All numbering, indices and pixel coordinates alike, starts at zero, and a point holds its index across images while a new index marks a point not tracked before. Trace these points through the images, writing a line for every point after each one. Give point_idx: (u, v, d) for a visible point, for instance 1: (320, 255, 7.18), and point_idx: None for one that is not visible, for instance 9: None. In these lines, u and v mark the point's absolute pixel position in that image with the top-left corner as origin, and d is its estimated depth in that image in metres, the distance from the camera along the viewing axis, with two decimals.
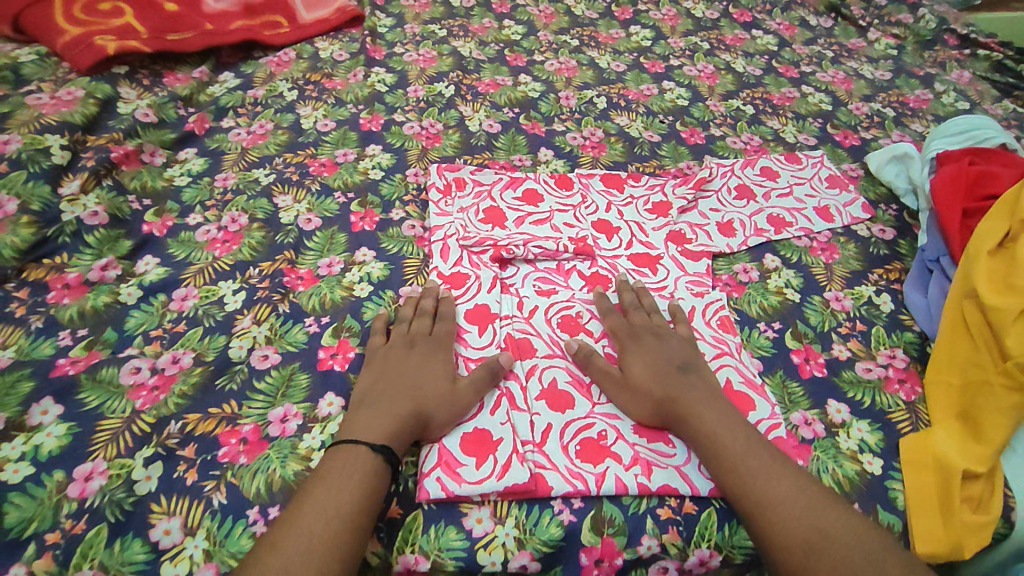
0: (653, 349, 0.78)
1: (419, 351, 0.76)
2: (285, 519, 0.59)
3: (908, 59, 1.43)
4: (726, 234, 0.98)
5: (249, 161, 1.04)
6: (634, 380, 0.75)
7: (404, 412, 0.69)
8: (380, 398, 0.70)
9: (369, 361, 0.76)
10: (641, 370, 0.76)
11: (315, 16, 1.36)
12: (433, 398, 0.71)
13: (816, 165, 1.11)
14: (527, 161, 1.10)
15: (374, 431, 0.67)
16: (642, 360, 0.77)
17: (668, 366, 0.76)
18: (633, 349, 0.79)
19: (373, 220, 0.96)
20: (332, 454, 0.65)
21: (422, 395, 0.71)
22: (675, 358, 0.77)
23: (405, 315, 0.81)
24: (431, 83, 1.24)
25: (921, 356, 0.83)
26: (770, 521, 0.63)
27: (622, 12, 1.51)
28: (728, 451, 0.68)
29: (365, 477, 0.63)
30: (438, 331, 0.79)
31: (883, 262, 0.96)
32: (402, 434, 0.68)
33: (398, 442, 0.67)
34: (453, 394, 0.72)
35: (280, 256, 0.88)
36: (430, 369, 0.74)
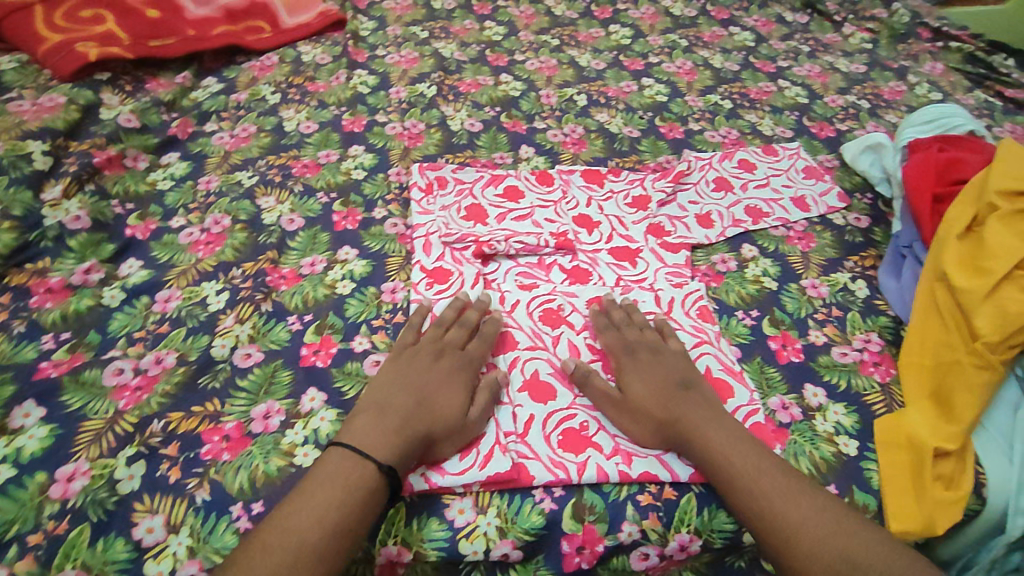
0: (654, 368, 0.77)
1: (445, 365, 0.75)
2: (285, 522, 0.60)
3: (882, 52, 1.46)
4: (704, 226, 1.00)
5: (232, 163, 1.05)
6: (637, 403, 0.73)
7: (414, 429, 0.68)
8: (395, 406, 0.69)
9: (395, 359, 0.76)
10: (645, 392, 0.74)
11: (298, 20, 1.37)
12: (445, 424, 0.70)
13: (792, 157, 1.13)
14: (508, 159, 1.11)
15: (383, 444, 0.66)
16: (644, 381, 0.75)
17: (670, 386, 0.75)
18: (631, 369, 0.77)
19: (356, 219, 0.97)
20: (338, 457, 0.65)
21: (436, 415, 0.70)
22: (676, 376, 0.76)
23: (444, 321, 0.80)
24: (413, 84, 1.25)
25: (895, 339, 0.85)
26: (791, 547, 0.63)
27: (602, 12, 1.53)
28: (743, 474, 0.67)
29: (366, 489, 0.63)
30: (470, 349, 0.78)
31: (859, 249, 0.97)
32: (409, 457, 0.66)
33: (402, 464, 0.66)
34: (464, 421, 0.71)
35: (263, 256, 0.89)
36: (450, 388, 0.73)
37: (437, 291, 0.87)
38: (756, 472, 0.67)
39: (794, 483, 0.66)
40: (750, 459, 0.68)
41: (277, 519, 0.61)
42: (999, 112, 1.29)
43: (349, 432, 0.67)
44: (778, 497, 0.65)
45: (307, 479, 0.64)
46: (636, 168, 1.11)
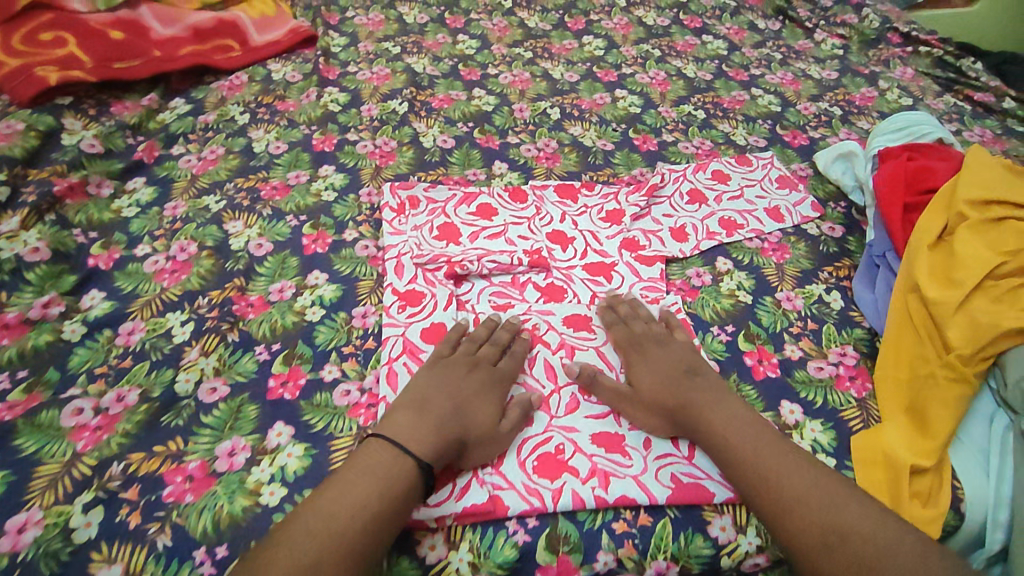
0: (661, 360, 0.80)
1: (480, 376, 0.76)
2: (324, 508, 0.61)
3: (853, 58, 1.47)
4: (679, 239, 1.00)
5: (199, 187, 1.03)
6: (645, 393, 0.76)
7: (448, 435, 0.69)
8: (431, 410, 0.71)
9: (430, 365, 0.77)
10: (653, 381, 0.77)
11: (267, 38, 1.35)
12: (477, 436, 0.71)
13: (766, 166, 1.13)
14: (481, 175, 1.10)
15: (421, 445, 0.67)
16: (651, 372, 0.78)
17: (676, 376, 0.77)
18: (639, 362, 0.80)
19: (326, 241, 0.95)
20: (377, 449, 0.67)
21: (468, 424, 0.71)
22: (683, 367, 0.79)
23: (479, 334, 0.81)
24: (384, 101, 1.24)
25: (871, 351, 0.85)
26: (787, 525, 0.64)
27: (574, 23, 1.53)
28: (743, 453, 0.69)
29: (404, 484, 0.64)
30: (503, 366, 0.79)
31: (833, 259, 0.98)
32: (443, 457, 0.68)
33: (436, 465, 0.67)
34: (494, 433, 0.72)
35: (230, 284, 0.87)
36: (482, 401, 0.74)
37: (410, 314, 0.85)
38: (753, 450, 0.69)
39: (790, 459, 0.68)
40: (750, 439, 0.70)
41: (314, 505, 0.62)
42: (968, 116, 1.30)
43: (387, 427, 0.69)
44: (774, 473, 0.67)
45: (346, 468, 0.65)
46: (610, 182, 1.11)
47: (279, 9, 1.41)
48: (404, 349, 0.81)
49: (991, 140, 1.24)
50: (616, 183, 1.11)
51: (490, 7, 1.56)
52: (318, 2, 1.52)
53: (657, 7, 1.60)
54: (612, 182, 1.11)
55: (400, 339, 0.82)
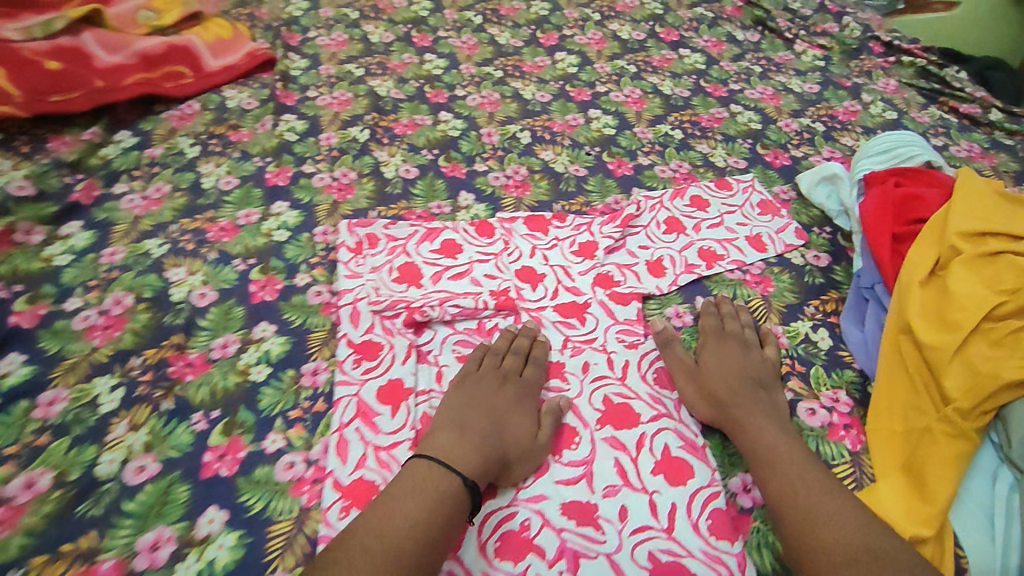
0: (730, 354, 0.81)
1: (509, 391, 0.77)
2: (376, 523, 0.59)
3: (835, 70, 1.42)
4: (654, 274, 0.94)
5: (141, 230, 0.96)
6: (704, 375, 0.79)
7: (490, 451, 0.69)
8: (471, 428, 0.71)
9: (460, 383, 0.77)
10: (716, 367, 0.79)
11: (223, 62, 1.28)
12: (518, 450, 0.71)
13: (746, 190, 1.08)
14: (446, 208, 1.03)
15: (466, 463, 0.66)
16: (717, 361, 0.80)
17: (740, 370, 0.78)
18: (711, 349, 0.82)
19: (275, 288, 0.89)
20: (424, 467, 0.65)
21: (509, 438, 0.71)
22: (748, 364, 0.79)
23: (498, 348, 0.82)
24: (344, 128, 1.17)
25: (863, 397, 0.79)
26: (814, 533, 0.60)
27: (547, 38, 1.47)
28: (769, 454, 0.69)
29: (451, 501, 0.63)
30: (528, 375, 0.79)
31: (819, 292, 0.92)
32: (488, 473, 0.67)
33: (481, 481, 0.66)
34: (534, 446, 0.72)
35: (167, 341, 0.80)
36: (517, 415, 0.74)
37: (365, 369, 0.79)
38: (779, 453, 0.69)
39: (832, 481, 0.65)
40: (782, 444, 0.70)
41: (365, 522, 0.60)
42: (955, 129, 1.25)
43: (436, 442, 0.68)
44: (794, 477, 0.66)
45: (394, 486, 0.64)
46: (583, 210, 1.05)
47: (236, 31, 1.34)
48: (356, 412, 0.74)
49: (980, 155, 1.18)
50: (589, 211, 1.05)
51: (459, 24, 1.49)
52: (278, 22, 1.44)
53: (632, 21, 1.54)
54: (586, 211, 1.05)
55: (353, 400, 0.75)
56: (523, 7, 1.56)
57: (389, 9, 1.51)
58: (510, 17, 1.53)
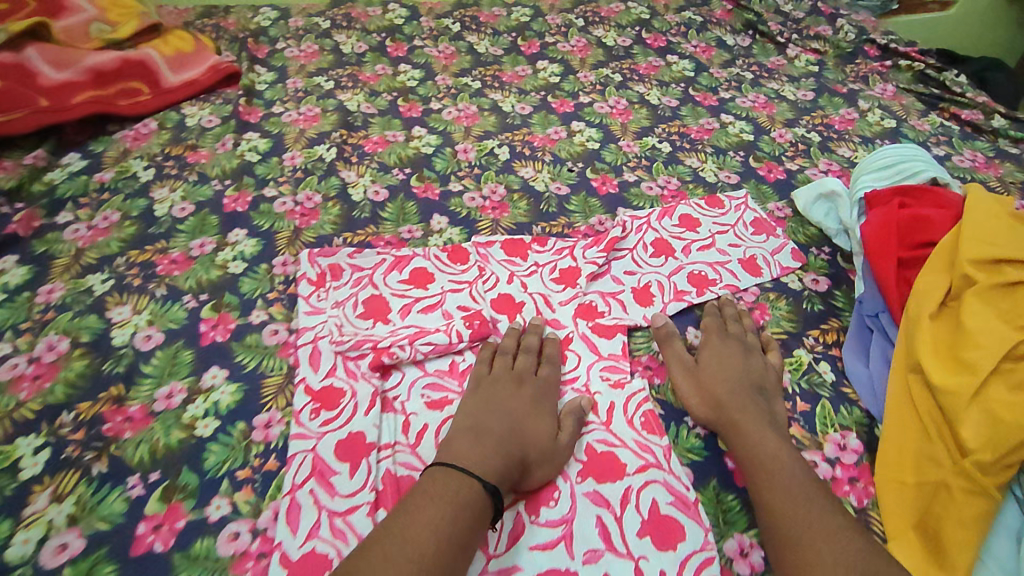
0: (736, 351, 0.78)
1: (527, 392, 0.74)
2: (399, 531, 0.57)
3: (830, 75, 1.35)
4: (642, 303, 0.87)
5: (83, 264, 0.88)
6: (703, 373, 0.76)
7: (510, 455, 0.66)
8: (488, 432, 0.68)
9: (474, 387, 0.75)
10: (718, 365, 0.77)
11: (183, 77, 1.19)
12: (539, 450, 0.69)
13: (739, 208, 1.01)
14: (417, 233, 0.96)
15: (487, 466, 0.64)
16: (719, 358, 0.77)
17: (743, 369, 0.76)
18: (712, 347, 0.79)
19: (227, 327, 0.82)
20: (441, 475, 0.63)
21: (529, 439, 0.69)
22: (752, 362, 0.77)
23: (510, 347, 0.79)
24: (310, 146, 1.09)
25: (871, 442, 0.72)
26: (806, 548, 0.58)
27: (529, 46, 1.40)
28: (764, 460, 0.66)
29: (474, 506, 0.61)
30: (544, 374, 0.77)
31: (820, 320, 0.85)
32: (508, 478, 0.65)
33: (502, 486, 0.64)
34: (554, 445, 0.70)
35: (104, 393, 0.73)
36: (535, 416, 0.72)
37: (323, 421, 0.72)
38: (774, 460, 0.66)
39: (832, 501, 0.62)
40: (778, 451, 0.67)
41: (388, 530, 0.57)
42: (957, 137, 1.19)
43: (451, 450, 0.66)
44: (787, 488, 0.63)
45: (415, 494, 0.61)
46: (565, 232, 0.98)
47: (198, 43, 1.25)
48: (312, 471, 0.68)
49: (984, 165, 1.12)
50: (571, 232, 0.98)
51: (436, 32, 1.42)
52: (245, 33, 1.37)
53: (618, 26, 1.48)
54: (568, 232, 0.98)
55: (309, 456, 0.69)
56: (503, 14, 1.49)
57: (363, 17, 1.44)
58: (490, 24, 1.46)
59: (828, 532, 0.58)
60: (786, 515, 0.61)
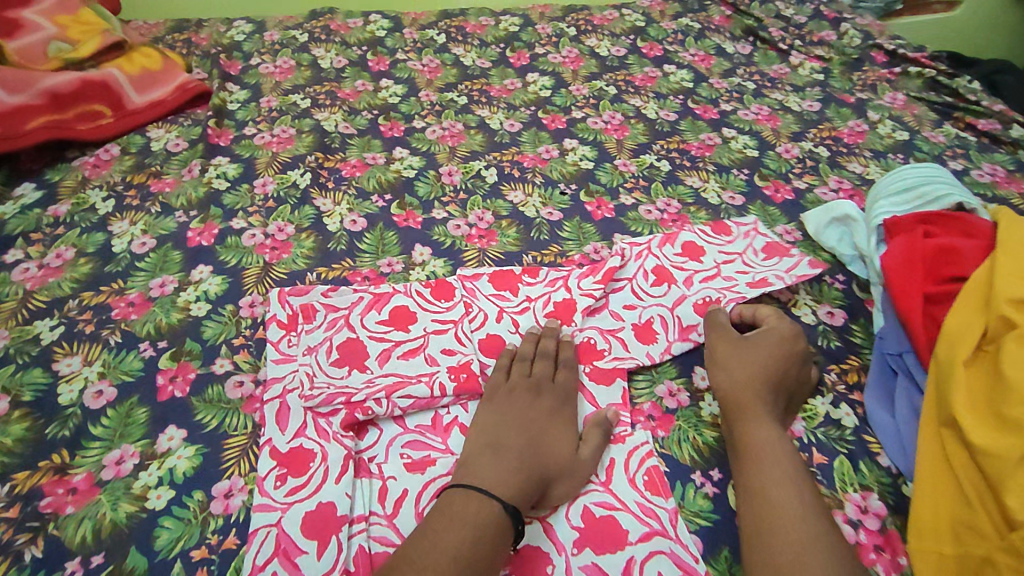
0: (768, 339, 0.74)
1: (545, 404, 0.72)
2: (417, 560, 0.55)
3: (836, 84, 1.28)
4: (644, 340, 0.80)
5: (31, 309, 0.80)
6: (736, 356, 0.73)
7: (529, 472, 0.64)
8: (507, 448, 0.66)
9: (491, 396, 0.73)
10: (750, 354, 0.73)
11: (149, 98, 1.12)
12: (561, 464, 0.66)
13: (748, 234, 0.93)
14: (397, 266, 0.89)
15: (505, 487, 0.62)
16: (753, 346, 0.74)
17: (773, 360, 0.71)
18: (747, 336, 0.76)
19: (187, 378, 0.74)
20: (460, 495, 0.61)
21: (551, 453, 0.67)
22: (784, 352, 0.72)
23: (526, 354, 0.77)
24: (283, 172, 1.02)
25: (899, 503, 0.65)
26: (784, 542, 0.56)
27: (518, 58, 1.33)
28: (761, 450, 0.63)
29: (491, 529, 0.59)
30: (561, 379, 0.75)
31: (839, 359, 0.78)
32: (527, 498, 0.62)
33: (521, 506, 0.62)
34: (579, 456, 0.67)
35: (45, 462, 0.66)
36: (554, 427, 0.70)
37: (290, 489, 0.64)
38: (774, 457, 0.63)
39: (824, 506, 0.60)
40: (784, 448, 0.64)
41: (404, 556, 0.56)
42: (974, 150, 1.12)
43: (467, 469, 0.64)
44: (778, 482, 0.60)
45: (434, 518, 0.59)
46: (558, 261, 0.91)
47: (166, 60, 1.18)
48: (275, 550, 0.60)
49: (1005, 180, 1.05)
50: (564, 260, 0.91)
51: (420, 44, 1.35)
52: (217, 48, 1.29)
53: (611, 35, 1.40)
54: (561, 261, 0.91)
55: (272, 531, 0.62)
56: (490, 23, 1.42)
57: (342, 29, 1.37)
58: (477, 35, 1.39)
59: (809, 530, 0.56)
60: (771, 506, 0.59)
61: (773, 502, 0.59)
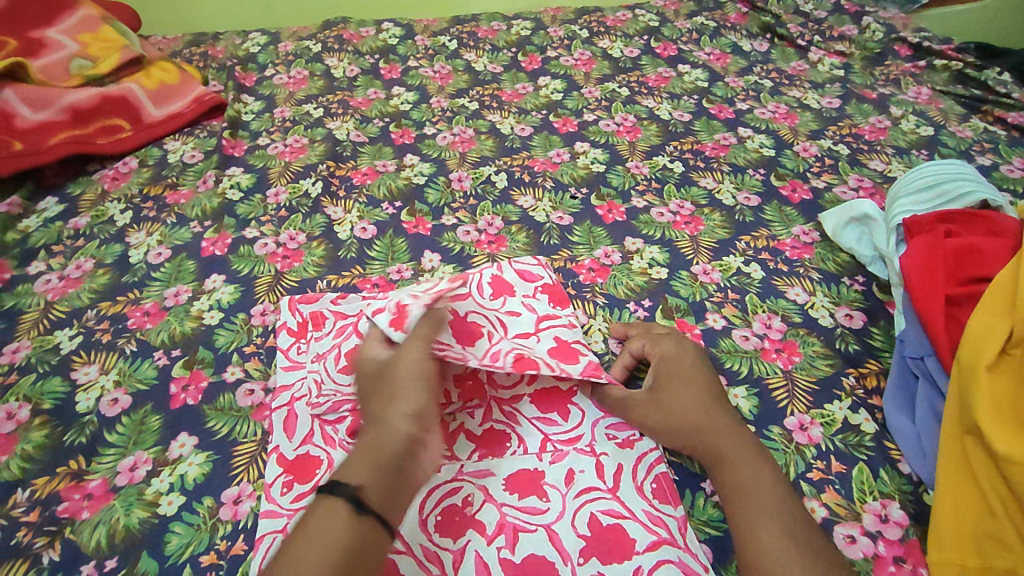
0: (677, 376, 0.69)
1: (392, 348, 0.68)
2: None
3: (857, 80, 1.25)
4: (564, 360, 0.72)
5: (52, 319, 0.83)
6: (663, 408, 0.67)
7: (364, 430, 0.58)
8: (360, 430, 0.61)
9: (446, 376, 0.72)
10: (674, 396, 0.67)
11: (166, 110, 1.15)
12: (392, 380, 0.60)
13: (341, 334, 0.78)
14: (406, 272, 0.88)
15: (351, 464, 0.55)
16: (667, 389, 0.68)
17: (697, 394, 0.67)
18: (650, 382, 0.69)
19: (199, 386, 0.75)
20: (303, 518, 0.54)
21: (380, 381, 0.62)
22: (706, 384, 0.69)
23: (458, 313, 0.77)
24: (295, 181, 1.03)
25: (922, 513, 0.62)
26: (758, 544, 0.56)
27: (530, 62, 1.32)
28: (724, 458, 0.63)
29: (315, 520, 0.51)
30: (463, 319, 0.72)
31: (858, 364, 0.75)
32: (359, 456, 0.55)
33: (353, 471, 0.54)
34: (401, 365, 0.61)
35: (63, 467, 0.68)
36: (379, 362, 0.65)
37: (296, 496, 0.64)
38: (748, 463, 0.62)
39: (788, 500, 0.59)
40: (754, 457, 0.63)
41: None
42: (1004, 144, 1.07)
43: None
44: (746, 481, 0.61)
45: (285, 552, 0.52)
46: (527, 269, 0.85)
47: (183, 73, 1.21)
48: None
49: None
50: (534, 269, 0.85)
51: (432, 51, 1.35)
52: (233, 61, 1.32)
53: (624, 36, 1.39)
54: (532, 271, 0.84)
55: (278, 538, 0.61)
56: (503, 28, 1.42)
57: (356, 39, 1.38)
58: (489, 40, 1.39)
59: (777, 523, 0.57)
60: (743, 511, 0.59)
61: (751, 509, 0.59)
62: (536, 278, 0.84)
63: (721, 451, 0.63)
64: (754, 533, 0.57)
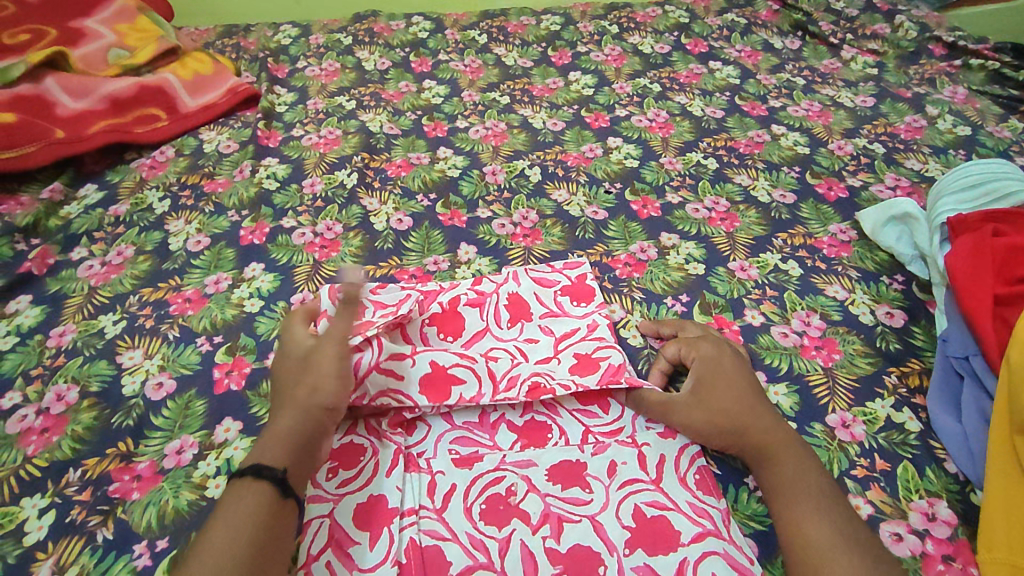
0: (718, 378, 0.68)
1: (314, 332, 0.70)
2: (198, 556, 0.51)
3: (891, 79, 1.24)
4: (583, 372, 0.72)
5: (96, 304, 0.84)
6: (707, 409, 0.66)
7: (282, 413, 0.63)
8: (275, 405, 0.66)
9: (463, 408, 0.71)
10: (715, 398, 0.67)
11: (201, 101, 1.16)
12: (313, 368, 0.65)
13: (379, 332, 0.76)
14: (443, 264, 0.89)
15: (272, 449, 0.59)
16: (709, 389, 0.68)
17: (741, 397, 0.67)
18: (692, 385, 0.69)
19: (242, 372, 0.76)
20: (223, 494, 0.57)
21: (304, 369, 0.65)
22: (750, 386, 0.69)
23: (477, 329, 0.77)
24: (330, 172, 1.04)
25: (970, 512, 0.62)
26: (806, 540, 0.56)
27: (560, 57, 1.32)
28: (769, 456, 0.63)
29: (251, 500, 0.55)
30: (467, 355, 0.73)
31: (901, 363, 0.74)
32: (280, 445, 0.60)
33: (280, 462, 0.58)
34: (323, 355, 0.65)
35: (112, 449, 0.69)
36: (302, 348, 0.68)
37: (341, 482, 0.64)
38: (795, 462, 0.62)
39: (829, 493, 0.59)
40: (802, 455, 0.63)
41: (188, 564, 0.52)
42: None
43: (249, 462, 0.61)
44: (789, 478, 0.61)
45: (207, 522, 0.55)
46: (544, 276, 0.83)
47: (217, 64, 1.21)
48: (328, 541, 0.60)
49: None
50: (551, 275, 0.84)
51: (461, 45, 1.36)
52: (264, 52, 1.33)
53: (654, 32, 1.39)
54: (548, 277, 0.83)
55: (325, 522, 0.61)
56: (532, 23, 1.42)
57: (386, 32, 1.39)
58: (518, 34, 1.39)
59: (823, 517, 0.57)
60: (789, 507, 0.59)
61: (795, 505, 0.59)
62: (554, 284, 0.83)
63: (767, 449, 0.63)
64: (799, 528, 0.57)
